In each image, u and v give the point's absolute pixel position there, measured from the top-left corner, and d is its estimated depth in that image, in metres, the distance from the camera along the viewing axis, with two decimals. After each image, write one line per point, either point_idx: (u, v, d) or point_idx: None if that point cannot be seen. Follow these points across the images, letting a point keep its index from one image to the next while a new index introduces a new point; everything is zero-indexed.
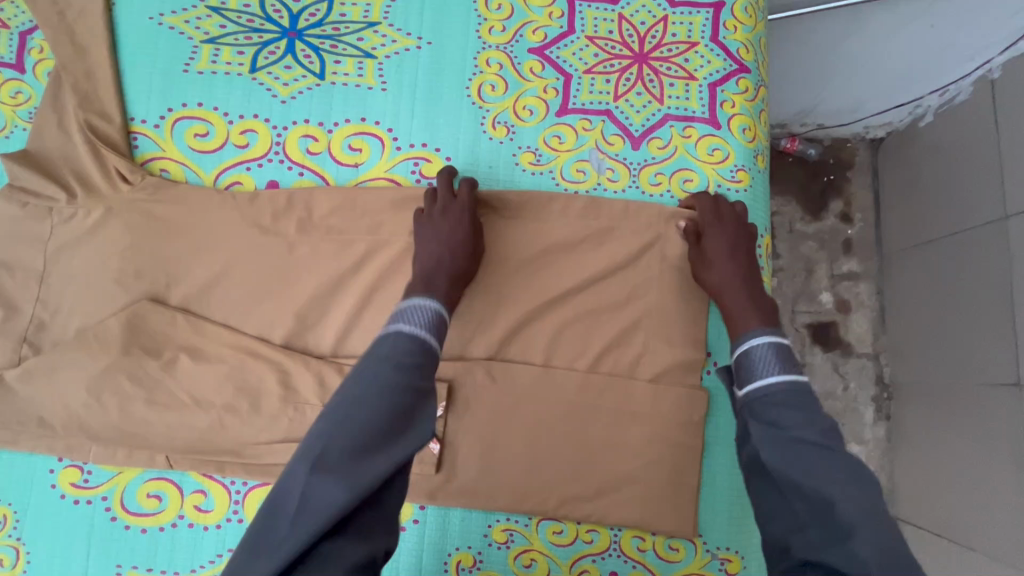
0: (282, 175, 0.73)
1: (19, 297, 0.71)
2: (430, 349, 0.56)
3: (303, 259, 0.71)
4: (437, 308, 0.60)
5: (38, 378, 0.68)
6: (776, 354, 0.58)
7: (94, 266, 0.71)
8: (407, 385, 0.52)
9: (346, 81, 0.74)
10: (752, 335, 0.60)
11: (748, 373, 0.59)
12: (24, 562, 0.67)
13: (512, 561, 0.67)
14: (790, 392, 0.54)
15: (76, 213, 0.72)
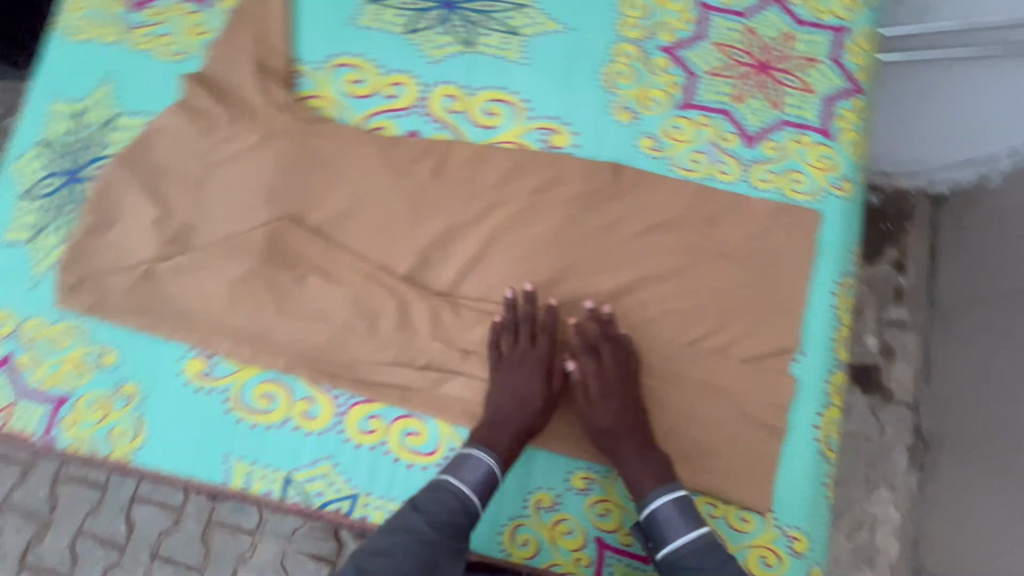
0: (422, 126, 0.80)
1: (175, 201, 0.78)
2: (473, 513, 0.67)
3: (433, 204, 0.78)
4: (492, 467, 0.69)
5: (183, 275, 0.75)
6: (679, 509, 0.67)
7: (247, 184, 0.79)
8: (438, 544, 0.64)
9: (492, 53, 0.81)
10: (656, 495, 0.67)
11: (660, 534, 0.66)
12: (145, 437, 0.74)
13: (588, 509, 0.71)
14: (695, 554, 0.64)
15: (237, 134, 0.80)
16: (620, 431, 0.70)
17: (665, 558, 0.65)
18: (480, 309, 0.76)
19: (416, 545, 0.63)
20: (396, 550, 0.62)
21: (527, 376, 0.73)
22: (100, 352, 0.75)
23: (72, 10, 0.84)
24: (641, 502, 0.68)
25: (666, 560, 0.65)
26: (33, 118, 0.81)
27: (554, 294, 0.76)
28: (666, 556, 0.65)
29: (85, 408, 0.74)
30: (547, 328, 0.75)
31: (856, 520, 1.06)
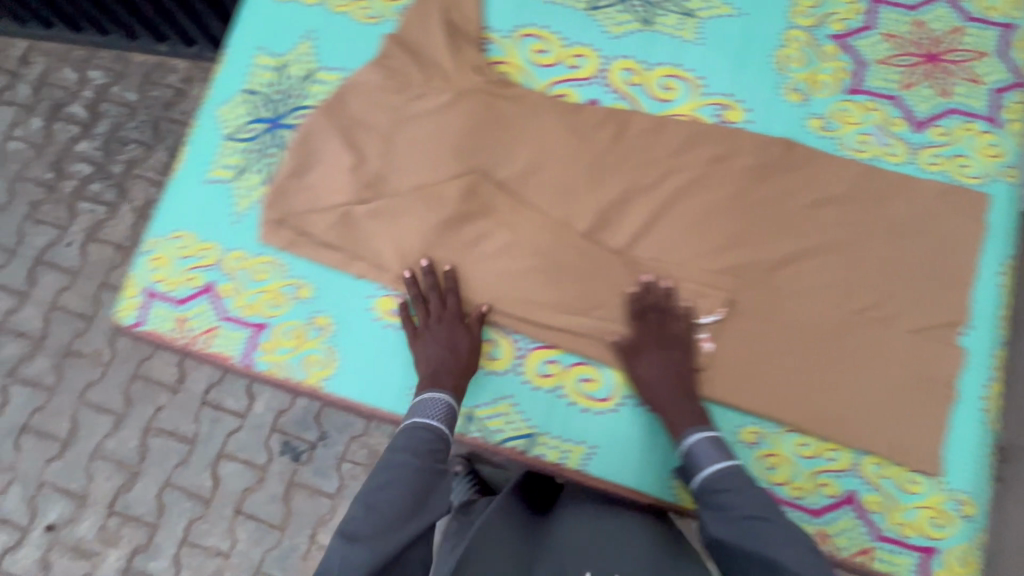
0: (602, 96, 0.85)
1: (367, 151, 0.83)
2: (446, 441, 0.71)
3: (611, 169, 0.82)
4: (449, 402, 0.73)
5: (375, 220, 0.81)
6: (713, 440, 0.71)
7: (436, 138, 0.83)
8: (425, 474, 0.68)
9: (668, 32, 0.86)
10: (695, 428, 0.72)
11: (695, 463, 0.71)
12: (335, 364, 0.78)
13: (757, 461, 0.75)
14: (729, 476, 0.68)
15: (428, 92, 0.85)
16: (661, 382, 0.75)
17: (701, 484, 0.69)
18: (654, 268, 0.80)
19: (409, 478, 0.67)
20: (395, 485, 0.66)
21: (457, 329, 0.77)
22: (296, 285, 0.80)
23: None
24: (679, 436, 0.72)
25: (703, 485, 0.69)
26: (238, 68, 0.88)
27: (726, 258, 0.80)
28: (702, 482, 0.69)
29: (281, 335, 0.79)
30: (721, 290, 0.79)
31: None
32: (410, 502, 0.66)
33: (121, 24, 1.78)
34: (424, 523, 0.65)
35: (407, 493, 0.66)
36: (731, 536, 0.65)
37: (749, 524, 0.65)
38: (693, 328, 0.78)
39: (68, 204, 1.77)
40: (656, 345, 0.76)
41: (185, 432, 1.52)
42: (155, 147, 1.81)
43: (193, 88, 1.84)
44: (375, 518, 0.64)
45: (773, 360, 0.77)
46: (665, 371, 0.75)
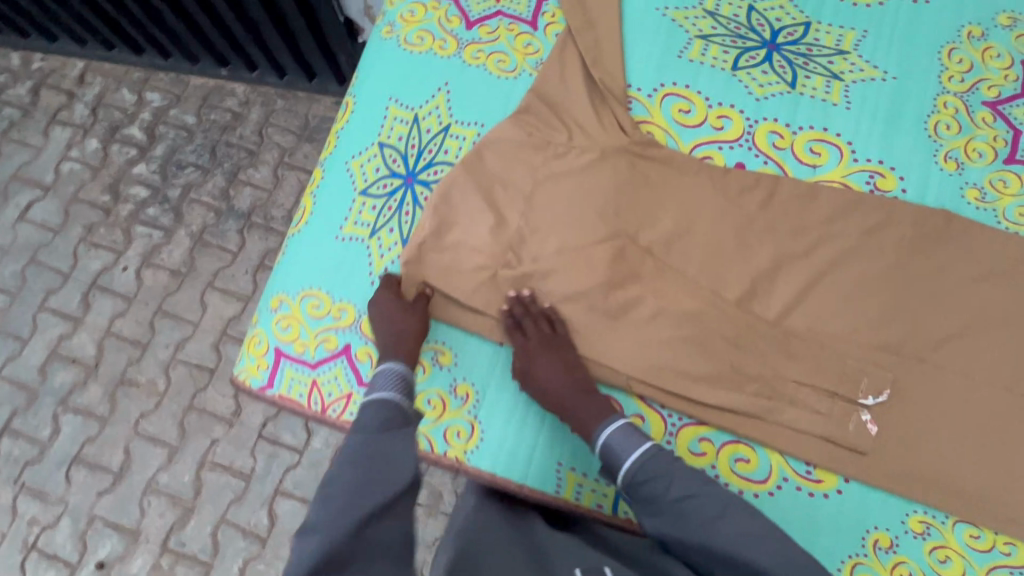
0: (749, 159, 0.82)
1: (505, 210, 0.80)
2: (402, 408, 0.67)
3: (761, 236, 0.79)
4: (402, 370, 0.70)
5: (516, 282, 0.78)
6: (621, 432, 0.69)
7: (578, 199, 0.80)
8: (379, 442, 0.62)
9: (814, 95, 0.84)
10: (602, 428, 0.70)
11: (614, 459, 0.68)
12: (479, 437, 0.75)
13: (927, 554, 0.71)
14: (649, 465, 0.66)
15: (569, 151, 0.82)
16: (559, 388, 0.72)
17: (625, 482, 0.67)
18: (813, 342, 0.76)
19: (361, 449, 0.61)
20: (347, 466, 0.60)
21: (403, 310, 0.75)
22: (437, 351, 0.77)
23: (408, 23, 0.89)
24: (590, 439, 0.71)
25: (626, 484, 0.67)
26: (372, 120, 0.85)
27: (887, 334, 0.76)
28: (624, 480, 0.67)
29: (422, 405, 0.76)
30: (884, 367, 0.75)
31: None
32: (364, 477, 0.59)
33: (183, 48, 1.74)
34: (383, 490, 0.58)
35: (360, 467, 0.60)
36: (670, 531, 0.63)
37: (677, 511, 0.64)
38: (857, 409, 0.74)
39: (123, 229, 1.71)
40: (550, 348, 0.74)
41: (242, 467, 1.47)
42: (213, 171, 1.77)
43: (252, 112, 1.81)
44: (328, 503, 0.57)
45: (943, 444, 0.72)
46: (569, 378, 0.73)
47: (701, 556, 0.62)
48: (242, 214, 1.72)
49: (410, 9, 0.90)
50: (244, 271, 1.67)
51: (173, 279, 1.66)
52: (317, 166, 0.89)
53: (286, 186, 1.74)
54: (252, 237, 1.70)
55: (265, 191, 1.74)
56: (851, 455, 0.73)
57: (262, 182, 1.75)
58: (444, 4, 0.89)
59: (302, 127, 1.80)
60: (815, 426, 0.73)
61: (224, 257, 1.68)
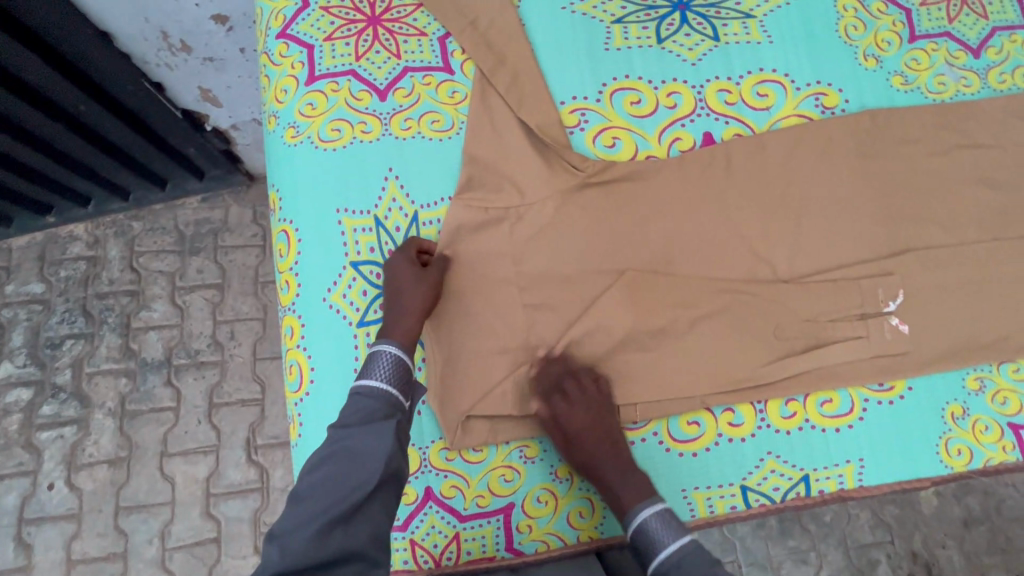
0: (712, 126, 0.82)
1: (503, 290, 0.74)
2: (390, 400, 0.61)
3: (750, 198, 0.80)
4: (399, 357, 0.64)
5: (552, 353, 0.73)
6: (657, 519, 0.65)
7: (568, 250, 0.76)
8: (355, 438, 0.58)
9: (738, 40, 0.84)
10: (641, 508, 0.66)
11: (649, 547, 0.64)
12: (602, 508, 0.72)
13: (990, 402, 0.80)
14: (681, 561, 0.62)
15: (531, 208, 0.76)
16: (596, 449, 0.69)
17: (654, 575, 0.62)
18: (829, 279, 0.79)
19: (336, 446, 0.57)
20: (320, 464, 0.56)
21: (415, 278, 0.70)
22: (521, 447, 0.71)
23: (313, 117, 0.77)
24: (626, 513, 0.66)
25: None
26: (330, 242, 0.74)
27: (880, 242, 0.81)
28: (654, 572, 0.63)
29: (533, 505, 0.70)
30: (893, 273, 0.80)
31: (984, 492, 1.23)
32: (337, 475, 0.55)
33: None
34: (351, 488, 0.55)
35: (332, 463, 0.56)
36: None
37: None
38: (883, 319, 0.78)
39: (23, 445, 1.39)
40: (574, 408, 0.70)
41: None
42: (98, 333, 1.46)
43: (110, 248, 1.50)
44: (298, 508, 0.54)
45: (964, 314, 0.80)
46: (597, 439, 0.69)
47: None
48: (160, 363, 1.45)
49: (308, 100, 0.77)
50: (196, 422, 1.43)
51: (116, 470, 1.39)
52: (284, 313, 0.76)
53: (194, 312, 1.48)
54: (185, 383, 1.44)
55: (172, 328, 1.47)
56: (898, 364, 0.78)
57: (164, 319, 1.48)
58: (341, 81, 0.77)
59: (178, 241, 1.52)
60: (862, 352, 0.78)
61: (163, 419, 1.42)
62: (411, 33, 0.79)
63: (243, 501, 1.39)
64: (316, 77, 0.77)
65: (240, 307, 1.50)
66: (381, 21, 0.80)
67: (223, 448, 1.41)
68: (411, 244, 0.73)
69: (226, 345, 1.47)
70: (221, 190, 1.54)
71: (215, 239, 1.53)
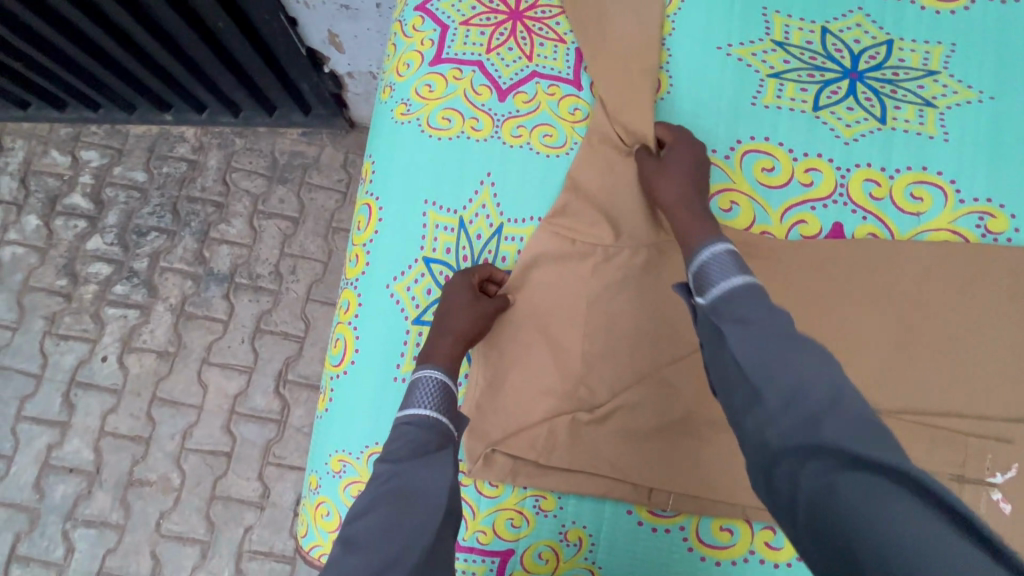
0: (846, 217, 0.72)
1: (566, 330, 0.69)
2: (441, 428, 0.59)
3: (864, 308, 0.71)
4: (444, 381, 0.63)
5: (599, 414, 0.67)
6: (728, 256, 0.57)
7: (646, 308, 0.69)
8: (412, 475, 0.55)
9: (907, 129, 0.74)
10: (708, 248, 0.58)
11: (709, 281, 0.56)
12: None
13: None
14: (744, 290, 0.53)
15: (621, 253, 0.70)
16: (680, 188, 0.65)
17: (711, 301, 0.55)
18: (931, 424, 0.69)
19: (388, 487, 0.55)
20: (375, 506, 0.53)
21: (466, 305, 0.66)
22: (538, 496, 0.67)
23: (428, 99, 0.74)
24: (693, 258, 0.59)
25: (712, 302, 0.55)
26: (409, 231, 0.72)
27: (1009, 401, 0.69)
28: (712, 298, 0.55)
29: (533, 560, 0.66)
30: (1012, 441, 0.68)
31: None
32: (397, 516, 0.53)
33: (114, 95, 1.43)
34: (421, 531, 0.52)
35: (389, 507, 0.53)
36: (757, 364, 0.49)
37: (771, 335, 0.50)
38: (981, 488, 0.68)
39: (91, 314, 1.50)
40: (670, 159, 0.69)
41: (282, 548, 1.38)
42: (179, 232, 1.54)
43: (210, 157, 1.57)
44: (361, 559, 0.50)
45: None
46: (686, 192, 0.65)
47: (775, 397, 0.47)
48: (224, 276, 1.52)
49: (427, 81, 0.74)
50: (240, 340, 1.48)
51: (162, 362, 1.47)
52: (345, 286, 0.75)
53: (266, 238, 1.53)
54: (240, 302, 1.50)
55: (243, 247, 1.53)
56: None
57: (238, 236, 1.53)
58: (466, 70, 0.74)
59: (270, 167, 1.57)
60: None
61: (213, 329, 1.49)
62: (550, 37, 0.75)
63: (261, 428, 1.44)
64: (442, 59, 0.74)
65: (308, 245, 1.53)
66: (523, 16, 0.75)
67: (257, 372, 1.47)
68: (477, 271, 0.69)
69: (286, 277, 1.51)
70: (321, 130, 1.58)
71: (304, 174, 1.57)
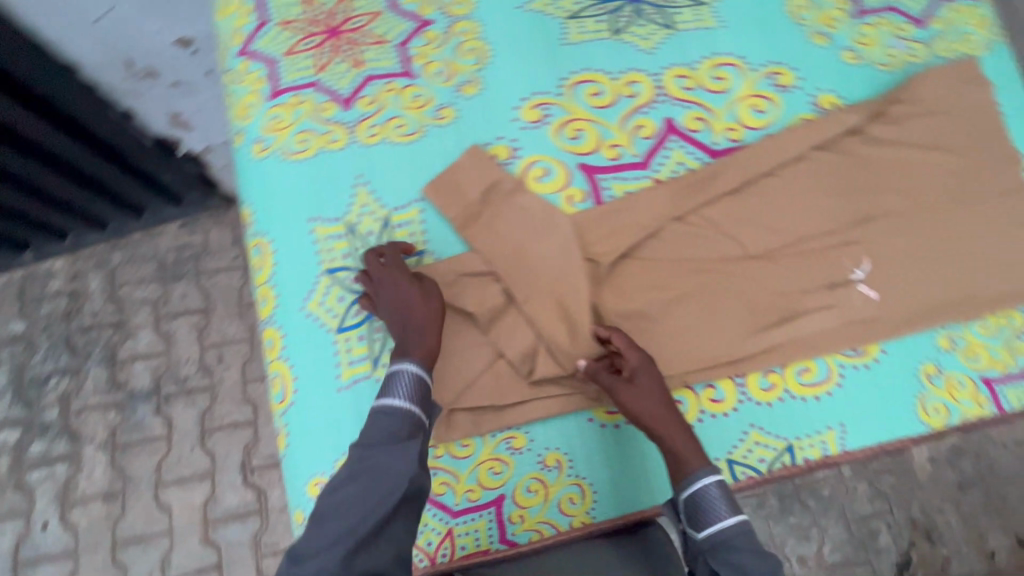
0: (672, 112, 0.84)
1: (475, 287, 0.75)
2: (413, 420, 0.62)
3: (711, 180, 0.82)
4: (418, 374, 0.65)
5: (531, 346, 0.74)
6: (719, 490, 0.64)
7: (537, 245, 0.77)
8: (381, 458, 0.58)
9: (692, 27, 0.87)
10: (701, 475, 0.64)
11: (704, 514, 0.63)
12: (592, 493, 0.72)
13: (963, 359, 0.81)
14: (739, 534, 0.61)
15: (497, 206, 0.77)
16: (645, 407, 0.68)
17: (709, 535, 0.62)
18: (793, 253, 0.81)
19: (360, 466, 0.58)
20: (345, 482, 0.58)
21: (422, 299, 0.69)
22: (508, 439, 0.72)
23: (279, 130, 0.78)
24: (682, 480, 0.65)
25: (711, 537, 0.62)
26: (305, 252, 0.75)
27: (843, 213, 0.83)
28: (710, 532, 0.62)
29: (524, 496, 0.71)
30: (854, 242, 0.82)
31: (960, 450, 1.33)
32: (361, 493, 0.56)
33: None
34: (380, 508, 0.56)
35: (357, 482, 0.57)
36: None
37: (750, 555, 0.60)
38: (850, 286, 0.81)
39: (14, 486, 1.37)
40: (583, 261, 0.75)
41: None
42: (83, 367, 1.45)
43: (90, 281, 1.49)
44: (325, 525, 0.55)
45: (923, 277, 0.82)
46: None
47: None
48: (149, 392, 1.44)
49: (273, 114, 0.78)
50: (189, 448, 1.41)
51: (111, 504, 1.37)
52: (264, 326, 0.76)
53: (180, 338, 1.47)
54: (175, 410, 1.43)
55: (158, 355, 1.46)
56: (869, 329, 0.80)
57: (149, 348, 1.46)
58: (305, 93, 0.78)
59: (159, 269, 1.51)
60: (832, 321, 0.80)
61: (156, 449, 1.41)
62: (371, 41, 0.81)
63: (243, 524, 1.37)
64: (279, 91, 0.78)
65: (226, 329, 1.48)
66: (340, 31, 0.81)
67: (218, 472, 1.40)
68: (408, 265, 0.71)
69: (215, 368, 1.46)
70: (199, 214, 1.54)
71: (197, 264, 1.52)
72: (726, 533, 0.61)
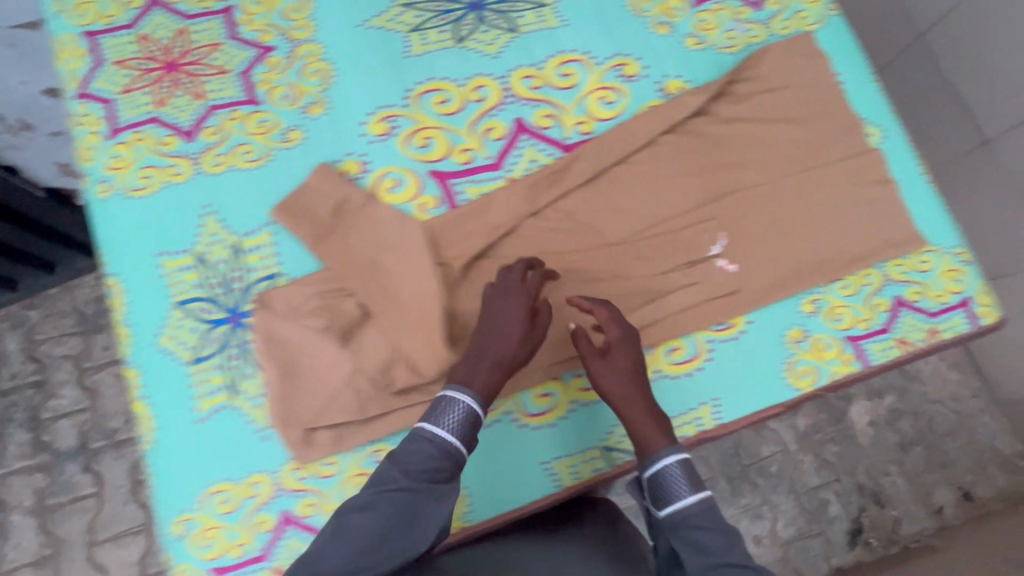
0: (522, 111, 0.85)
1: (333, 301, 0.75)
2: (457, 462, 0.60)
3: (564, 172, 0.83)
4: (474, 408, 0.62)
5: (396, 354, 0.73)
6: (682, 468, 0.61)
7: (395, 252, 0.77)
8: (417, 501, 0.57)
9: (534, 29, 0.89)
10: (663, 454, 0.62)
11: (665, 492, 0.61)
12: (465, 496, 0.73)
13: (826, 320, 0.83)
14: (700, 513, 0.59)
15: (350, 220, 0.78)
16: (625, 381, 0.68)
17: (670, 515, 0.60)
18: (652, 236, 0.83)
19: (396, 502, 0.56)
20: (378, 509, 0.56)
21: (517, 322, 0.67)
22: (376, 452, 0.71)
23: (121, 169, 0.78)
24: (647, 458, 0.63)
25: (672, 516, 0.60)
26: (155, 287, 0.74)
27: (697, 192, 0.85)
28: (671, 512, 0.60)
29: None
30: (709, 219, 0.84)
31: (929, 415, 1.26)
32: (392, 529, 0.55)
33: None
34: (402, 552, 0.55)
35: (388, 516, 0.55)
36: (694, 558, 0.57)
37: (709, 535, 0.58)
38: (709, 262, 0.83)
39: None
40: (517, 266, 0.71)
41: None
42: (5, 432, 1.35)
43: (7, 341, 1.41)
44: (347, 545, 0.54)
45: (778, 246, 0.84)
46: None
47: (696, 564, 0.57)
48: (75, 450, 1.34)
49: (115, 153, 0.78)
50: (123, 501, 1.31)
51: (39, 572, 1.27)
52: None
53: (105, 391, 1.37)
54: (107, 465, 1.33)
55: (83, 411, 1.36)
56: (731, 301, 0.82)
57: (74, 405, 1.36)
58: (146, 130, 0.79)
59: (78, 320, 1.41)
60: (694, 297, 0.81)
61: (86, 507, 1.31)
62: (211, 73, 0.81)
63: None
64: (120, 130, 0.79)
65: None
66: (179, 66, 0.81)
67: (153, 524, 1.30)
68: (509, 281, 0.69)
69: None
70: None
71: None
72: (688, 514, 0.59)
